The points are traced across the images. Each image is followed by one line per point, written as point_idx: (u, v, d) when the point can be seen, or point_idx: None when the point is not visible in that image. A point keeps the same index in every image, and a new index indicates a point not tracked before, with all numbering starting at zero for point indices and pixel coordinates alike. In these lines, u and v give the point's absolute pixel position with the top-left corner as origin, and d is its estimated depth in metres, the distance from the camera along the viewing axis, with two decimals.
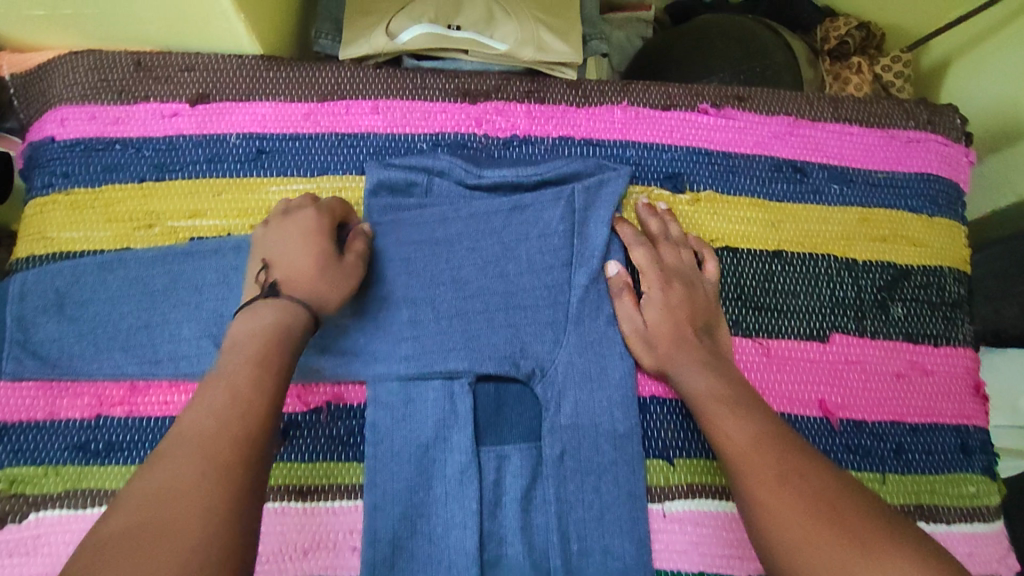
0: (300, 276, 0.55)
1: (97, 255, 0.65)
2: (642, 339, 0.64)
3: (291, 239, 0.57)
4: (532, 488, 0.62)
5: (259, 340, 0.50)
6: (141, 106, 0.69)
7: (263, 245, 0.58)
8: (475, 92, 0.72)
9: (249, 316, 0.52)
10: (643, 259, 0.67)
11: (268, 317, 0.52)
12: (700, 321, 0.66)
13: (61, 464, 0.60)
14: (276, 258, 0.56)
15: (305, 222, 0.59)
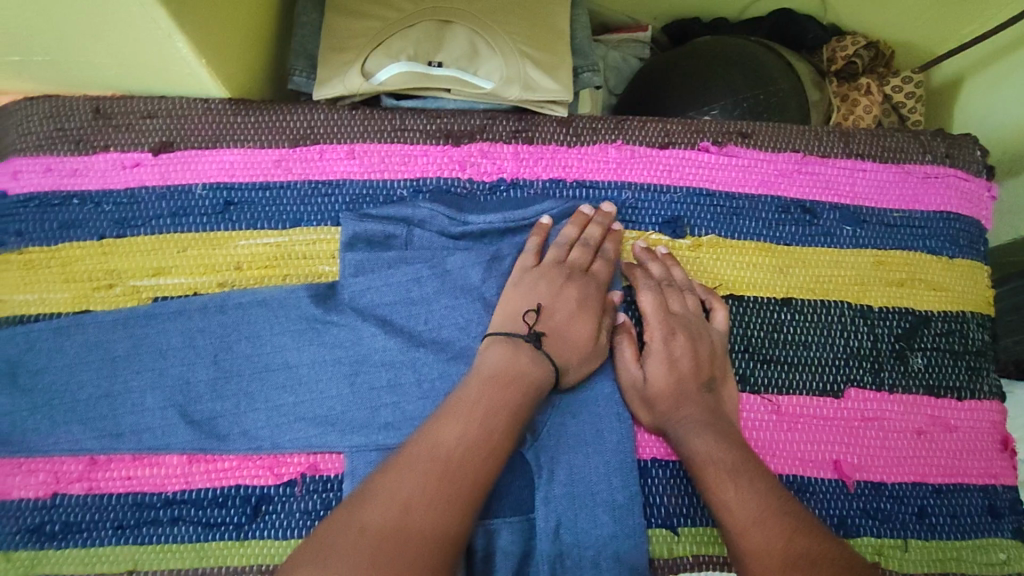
0: (579, 337, 0.58)
1: (54, 318, 0.61)
2: (637, 398, 0.60)
3: (569, 295, 0.59)
4: (524, 565, 0.56)
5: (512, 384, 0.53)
6: (100, 156, 0.65)
7: (526, 289, 0.59)
8: (459, 133, 0.68)
9: (500, 348, 0.55)
10: (649, 306, 0.62)
11: (522, 363, 0.55)
12: (706, 380, 0.60)
13: (13, 548, 0.56)
14: (552, 307, 0.58)
15: (590, 286, 0.61)
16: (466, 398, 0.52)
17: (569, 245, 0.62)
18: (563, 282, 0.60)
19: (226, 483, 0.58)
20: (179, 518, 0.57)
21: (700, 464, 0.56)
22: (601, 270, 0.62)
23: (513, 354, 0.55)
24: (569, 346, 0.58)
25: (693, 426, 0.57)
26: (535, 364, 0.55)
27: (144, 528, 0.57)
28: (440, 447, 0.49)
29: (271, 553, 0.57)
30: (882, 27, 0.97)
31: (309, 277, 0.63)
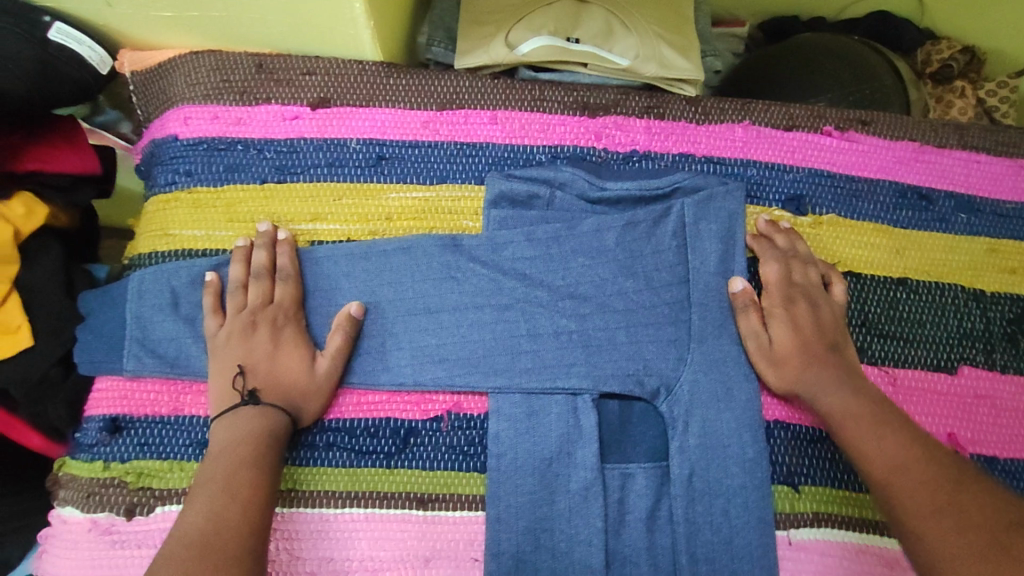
0: (290, 373, 0.59)
1: (217, 255, 0.65)
2: (765, 361, 0.62)
3: (259, 343, 0.60)
4: (657, 507, 0.60)
5: (253, 455, 0.55)
6: (262, 108, 0.69)
7: (221, 352, 0.60)
8: (595, 106, 0.71)
9: (229, 421, 0.57)
10: (772, 275, 0.65)
11: (242, 430, 0.56)
12: (830, 343, 0.63)
13: (185, 459, 0.60)
14: (250, 363, 0.59)
15: (277, 318, 0.61)
16: (210, 474, 0.54)
17: (243, 283, 0.62)
18: (250, 334, 0.60)
19: (378, 415, 0.63)
20: (333, 444, 0.62)
21: (840, 419, 0.59)
22: (285, 294, 0.62)
23: (246, 420, 0.57)
24: (281, 391, 0.59)
25: (825, 384, 0.61)
26: (257, 417, 0.57)
27: (302, 451, 0.61)
28: (189, 533, 0.50)
29: (419, 482, 0.61)
30: (975, 34, 1.01)
31: (455, 230, 0.67)
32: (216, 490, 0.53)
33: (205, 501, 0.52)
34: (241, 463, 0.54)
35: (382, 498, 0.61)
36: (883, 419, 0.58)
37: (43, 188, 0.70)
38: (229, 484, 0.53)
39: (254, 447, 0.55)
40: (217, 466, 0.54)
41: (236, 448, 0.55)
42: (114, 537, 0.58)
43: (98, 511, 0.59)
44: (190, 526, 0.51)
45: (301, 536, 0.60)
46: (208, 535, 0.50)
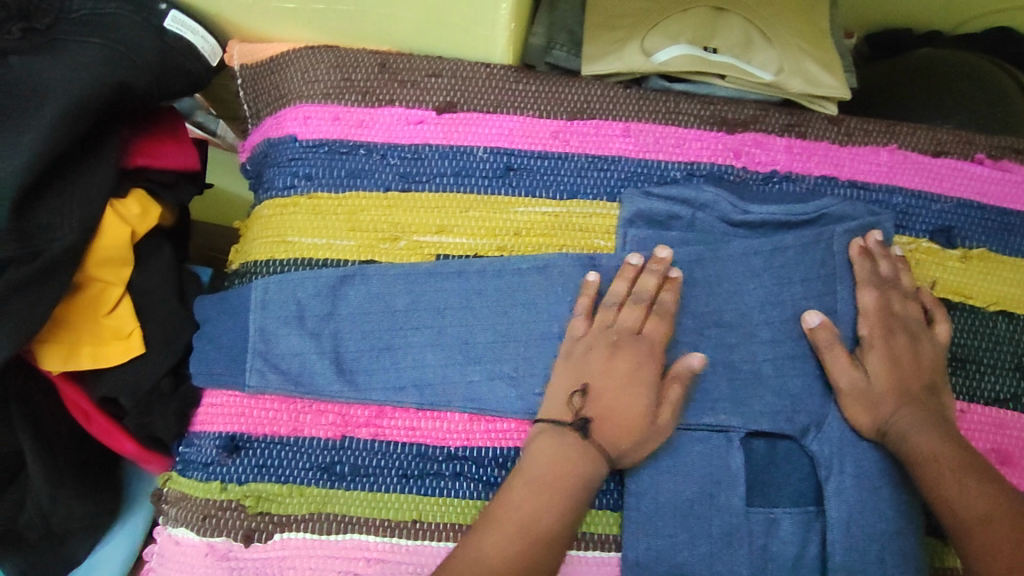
0: (629, 412, 0.56)
1: (341, 266, 0.62)
2: (859, 400, 0.58)
3: (616, 368, 0.57)
4: (803, 555, 0.56)
5: (561, 481, 0.53)
6: (385, 110, 0.65)
7: (577, 365, 0.57)
8: (733, 121, 0.67)
9: (546, 445, 0.55)
10: (869, 301, 0.61)
11: (562, 456, 0.54)
12: (928, 384, 0.59)
13: (305, 484, 0.57)
14: (598, 387, 0.56)
15: (641, 352, 0.57)
16: (509, 501, 0.52)
17: (620, 300, 0.59)
18: (586, 355, 0.57)
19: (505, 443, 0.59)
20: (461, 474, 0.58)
21: (937, 462, 0.54)
22: (656, 329, 0.58)
23: (565, 451, 0.54)
24: (620, 424, 0.55)
25: (921, 422, 0.56)
26: (580, 454, 0.54)
27: (427, 480, 0.57)
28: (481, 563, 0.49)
29: None
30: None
31: (586, 249, 0.63)
32: (512, 531, 0.50)
33: (516, 537, 0.50)
34: (545, 504, 0.52)
35: None
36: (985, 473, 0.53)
37: (152, 186, 0.67)
38: (528, 526, 0.51)
39: (562, 476, 0.53)
40: (513, 497, 0.52)
41: (564, 476, 0.53)
42: (231, 564, 0.55)
43: (215, 535, 0.56)
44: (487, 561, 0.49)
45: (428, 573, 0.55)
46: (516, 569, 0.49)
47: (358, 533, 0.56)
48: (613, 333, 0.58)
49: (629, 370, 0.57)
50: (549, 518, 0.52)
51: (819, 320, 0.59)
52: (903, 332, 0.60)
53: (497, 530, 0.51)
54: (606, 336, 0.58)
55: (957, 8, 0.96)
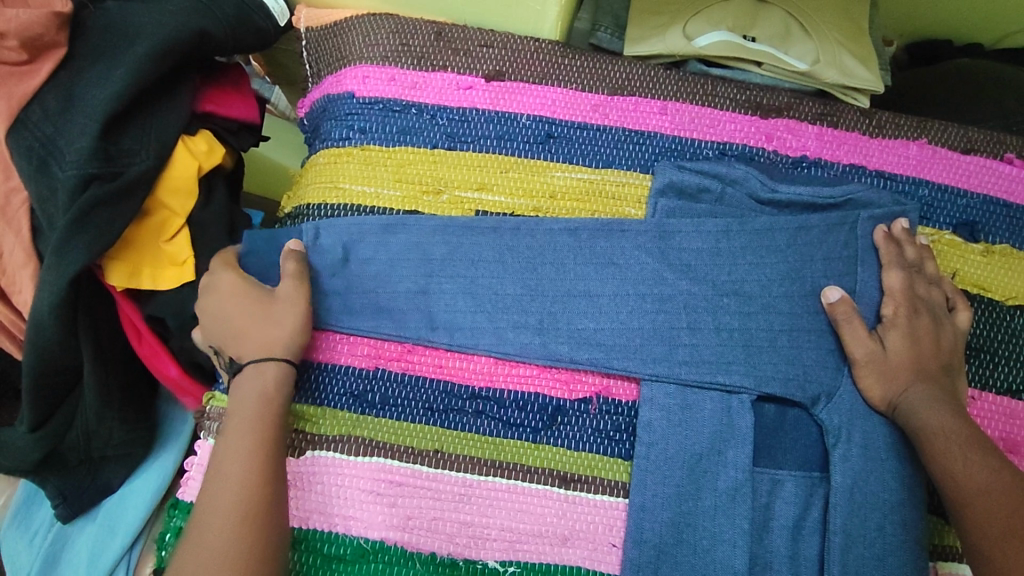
0: (272, 324, 0.59)
1: (386, 214, 0.66)
2: (875, 370, 0.60)
3: (234, 301, 0.60)
4: (803, 517, 0.59)
5: (242, 407, 0.56)
6: (438, 74, 0.70)
7: (213, 320, 0.61)
8: (767, 107, 0.71)
9: (235, 387, 0.58)
10: (895, 283, 0.63)
11: (242, 387, 0.57)
12: (945, 363, 0.61)
13: (339, 408, 0.61)
14: (230, 323, 0.60)
15: (231, 282, 0.61)
16: (224, 440, 0.56)
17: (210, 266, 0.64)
18: (220, 297, 0.61)
19: (527, 387, 0.62)
20: (483, 412, 0.61)
21: (936, 435, 0.56)
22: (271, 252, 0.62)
23: (243, 383, 0.58)
24: (256, 330, 0.59)
25: (938, 402, 0.58)
26: (257, 375, 0.57)
27: (450, 415, 0.61)
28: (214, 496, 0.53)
29: (563, 461, 0.60)
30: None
31: (616, 215, 0.67)
32: (237, 472, 0.53)
33: (231, 470, 0.54)
34: (235, 434, 0.55)
35: (527, 471, 0.60)
36: (978, 444, 0.55)
37: (218, 130, 0.72)
38: (237, 465, 0.54)
39: (259, 405, 0.56)
40: (227, 437, 0.55)
41: (243, 408, 0.56)
42: None
43: None
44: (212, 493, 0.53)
45: (445, 498, 0.58)
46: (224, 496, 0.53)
47: (383, 456, 0.59)
48: (225, 275, 0.62)
49: (239, 295, 0.60)
50: (257, 449, 0.55)
51: (839, 295, 0.62)
52: (926, 313, 0.62)
53: (222, 473, 0.54)
54: (208, 290, 0.62)
55: (999, 21, 0.97)
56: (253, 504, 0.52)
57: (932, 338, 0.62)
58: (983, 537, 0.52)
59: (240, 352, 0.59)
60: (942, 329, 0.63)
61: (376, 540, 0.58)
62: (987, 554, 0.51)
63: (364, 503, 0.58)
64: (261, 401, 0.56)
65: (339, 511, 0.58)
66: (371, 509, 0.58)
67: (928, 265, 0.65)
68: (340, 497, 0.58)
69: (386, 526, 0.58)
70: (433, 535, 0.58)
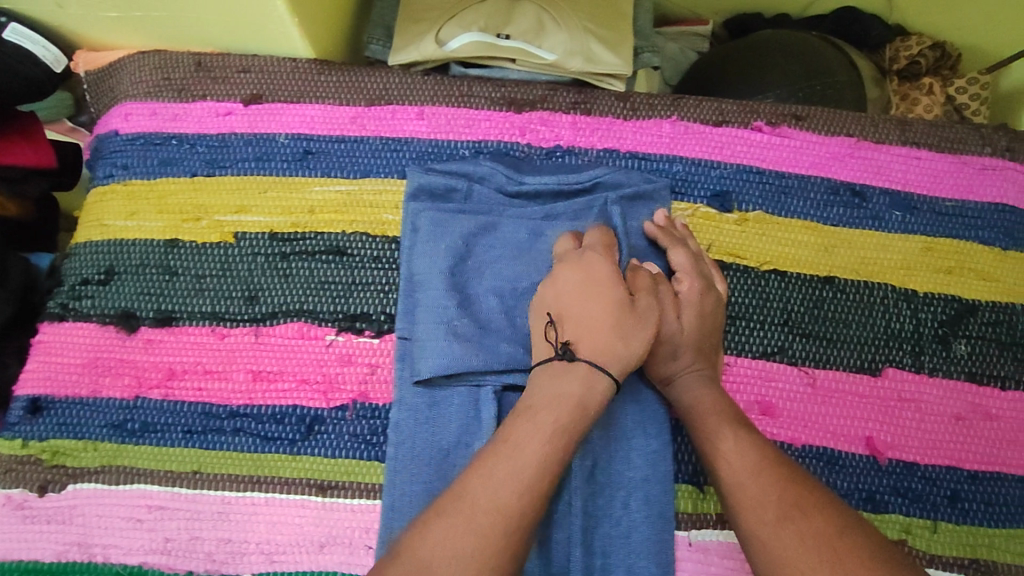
0: (604, 330, 0.59)
1: (150, 244, 0.68)
2: (670, 348, 0.62)
3: (597, 293, 0.61)
4: (552, 502, 0.61)
5: (565, 411, 0.56)
6: (198, 104, 0.71)
7: (555, 298, 0.62)
8: (521, 101, 0.72)
9: (556, 378, 0.58)
10: (681, 260, 0.65)
11: (572, 386, 0.57)
12: (715, 342, 0.64)
13: (99, 439, 0.63)
14: (568, 315, 0.60)
15: (586, 262, 0.62)
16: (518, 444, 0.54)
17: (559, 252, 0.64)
18: (574, 284, 0.61)
19: (285, 401, 0.63)
20: (241, 430, 0.63)
21: (698, 413, 0.59)
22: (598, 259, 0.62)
23: (563, 378, 0.57)
24: (594, 332, 0.59)
25: (704, 379, 0.61)
26: (581, 380, 0.57)
27: (209, 435, 0.63)
28: (505, 502, 0.51)
29: (321, 469, 0.62)
30: (959, 21, 0.94)
31: (372, 223, 0.68)
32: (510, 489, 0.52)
33: (508, 487, 0.52)
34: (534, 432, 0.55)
35: (286, 483, 0.62)
36: (733, 419, 0.58)
37: None
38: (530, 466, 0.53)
39: (572, 406, 0.56)
40: (520, 436, 0.55)
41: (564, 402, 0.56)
42: (25, 512, 0.61)
43: (13, 487, 0.62)
44: (501, 496, 0.52)
45: (203, 518, 0.61)
46: (517, 505, 0.51)
47: (142, 483, 0.61)
48: (580, 265, 0.62)
49: (582, 288, 0.61)
50: (547, 452, 0.54)
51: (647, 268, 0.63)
52: (708, 289, 0.64)
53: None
54: (571, 266, 0.62)
55: None
56: (511, 503, 0.51)
57: (706, 313, 0.63)
58: (750, 521, 0.52)
59: (564, 337, 0.59)
60: (721, 307, 0.64)
61: (135, 564, 0.60)
62: (762, 540, 0.50)
63: (122, 529, 0.60)
64: (557, 430, 0.55)
65: (98, 540, 0.60)
66: (129, 535, 0.60)
67: (693, 240, 0.67)
68: (99, 527, 0.60)
69: (145, 552, 0.60)
70: (191, 555, 0.60)
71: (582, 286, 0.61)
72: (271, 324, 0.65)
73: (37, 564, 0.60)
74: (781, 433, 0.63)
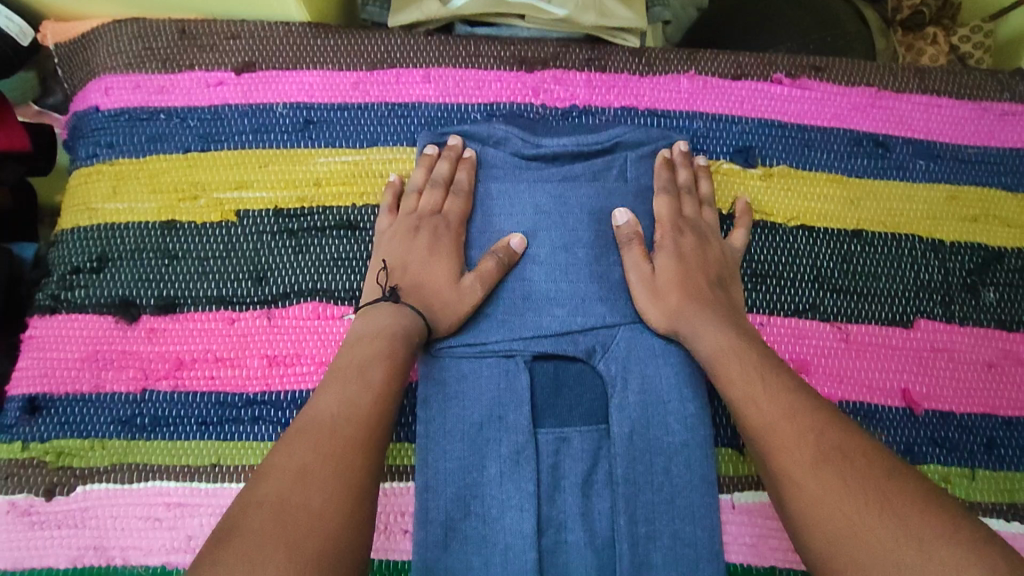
0: (440, 282, 0.59)
1: (145, 227, 0.63)
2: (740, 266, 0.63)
3: (418, 245, 0.61)
4: (591, 473, 0.60)
5: (380, 336, 0.54)
6: (186, 75, 0.66)
7: (396, 246, 0.61)
8: (532, 60, 0.68)
9: (364, 313, 0.57)
10: (705, 190, 0.65)
11: (377, 317, 0.56)
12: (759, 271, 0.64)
13: (107, 437, 0.59)
14: (400, 263, 0.60)
15: (438, 227, 0.61)
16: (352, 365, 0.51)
17: (445, 180, 0.63)
18: (411, 235, 0.61)
19: (304, 385, 0.60)
20: (259, 418, 0.59)
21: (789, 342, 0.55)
22: (455, 207, 0.62)
23: (385, 312, 0.56)
24: (424, 291, 0.59)
25: (713, 324, 0.57)
26: (388, 314, 0.56)
27: (226, 425, 0.59)
28: (326, 415, 0.47)
29: None
30: None
31: (384, 194, 0.64)
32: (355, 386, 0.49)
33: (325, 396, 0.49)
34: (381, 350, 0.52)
35: None
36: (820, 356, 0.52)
37: None
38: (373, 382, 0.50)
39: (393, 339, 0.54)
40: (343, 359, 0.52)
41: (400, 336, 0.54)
42: (32, 518, 0.57)
43: (16, 493, 0.57)
44: (325, 407, 0.48)
45: (227, 512, 0.57)
46: (335, 417, 0.47)
47: (158, 480, 0.58)
48: (437, 222, 0.62)
49: (425, 245, 0.61)
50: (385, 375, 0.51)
51: (627, 219, 0.63)
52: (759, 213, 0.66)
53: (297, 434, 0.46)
54: (411, 217, 0.62)
55: None
56: (341, 410, 0.47)
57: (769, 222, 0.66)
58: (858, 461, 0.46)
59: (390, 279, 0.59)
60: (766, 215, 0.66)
61: (157, 566, 0.56)
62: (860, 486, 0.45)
63: (140, 529, 0.57)
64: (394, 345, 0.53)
65: (115, 542, 0.56)
66: (149, 535, 0.56)
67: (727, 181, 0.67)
68: (115, 530, 0.57)
69: (166, 551, 0.56)
70: None
71: (413, 235, 0.61)
72: (283, 306, 0.62)
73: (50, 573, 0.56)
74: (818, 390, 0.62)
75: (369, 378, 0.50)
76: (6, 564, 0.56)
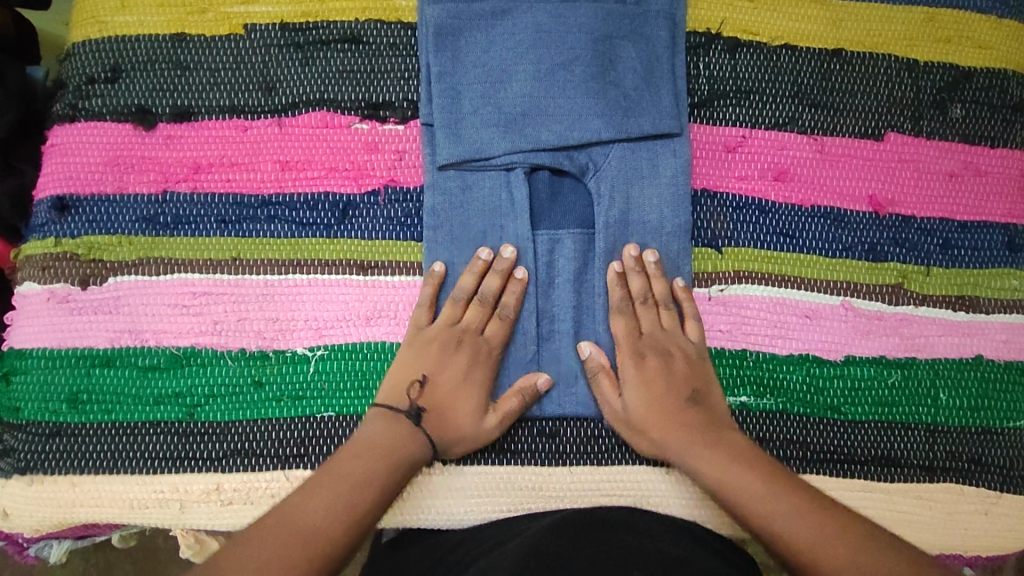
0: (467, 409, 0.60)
1: (156, 39, 0.65)
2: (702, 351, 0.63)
3: (454, 368, 0.61)
4: (582, 271, 0.65)
5: (389, 460, 0.56)
6: None
7: (419, 354, 0.61)
8: None
9: (376, 425, 0.58)
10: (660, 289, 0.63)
11: (400, 446, 0.57)
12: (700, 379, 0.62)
13: (133, 234, 0.63)
14: (437, 379, 0.60)
15: (478, 354, 0.62)
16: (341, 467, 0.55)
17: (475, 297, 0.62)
18: (448, 353, 0.61)
19: (315, 189, 0.64)
20: (275, 217, 0.64)
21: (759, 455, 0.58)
22: (496, 333, 0.62)
23: (401, 432, 0.58)
24: (446, 424, 0.59)
25: (707, 452, 0.58)
26: (409, 443, 0.57)
27: (244, 224, 0.64)
28: (309, 525, 0.52)
29: (360, 250, 0.64)
30: None
31: (386, 10, 0.67)
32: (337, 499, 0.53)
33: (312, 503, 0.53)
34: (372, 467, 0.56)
35: (324, 264, 0.64)
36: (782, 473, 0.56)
37: None
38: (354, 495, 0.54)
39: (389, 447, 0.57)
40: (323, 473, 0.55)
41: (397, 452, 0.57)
42: (72, 304, 0.63)
43: (54, 282, 0.63)
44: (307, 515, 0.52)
45: (248, 300, 0.63)
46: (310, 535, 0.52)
47: (183, 272, 0.63)
48: (478, 348, 0.62)
49: (461, 369, 0.61)
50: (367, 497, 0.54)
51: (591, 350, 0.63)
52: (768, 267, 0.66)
53: (262, 536, 0.51)
54: (451, 334, 0.61)
55: None
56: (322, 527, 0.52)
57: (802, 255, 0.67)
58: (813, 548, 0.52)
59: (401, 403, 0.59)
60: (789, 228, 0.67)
61: (187, 347, 0.62)
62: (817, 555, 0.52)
63: (170, 315, 0.63)
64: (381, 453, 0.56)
65: (149, 326, 0.62)
66: (178, 320, 0.63)
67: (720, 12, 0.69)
68: (147, 315, 0.63)
69: (194, 335, 0.63)
70: (242, 334, 0.63)
71: (449, 352, 0.61)
72: (293, 115, 0.65)
73: (92, 350, 0.62)
74: (792, 195, 0.67)
75: (351, 494, 0.54)
76: (52, 343, 0.62)
